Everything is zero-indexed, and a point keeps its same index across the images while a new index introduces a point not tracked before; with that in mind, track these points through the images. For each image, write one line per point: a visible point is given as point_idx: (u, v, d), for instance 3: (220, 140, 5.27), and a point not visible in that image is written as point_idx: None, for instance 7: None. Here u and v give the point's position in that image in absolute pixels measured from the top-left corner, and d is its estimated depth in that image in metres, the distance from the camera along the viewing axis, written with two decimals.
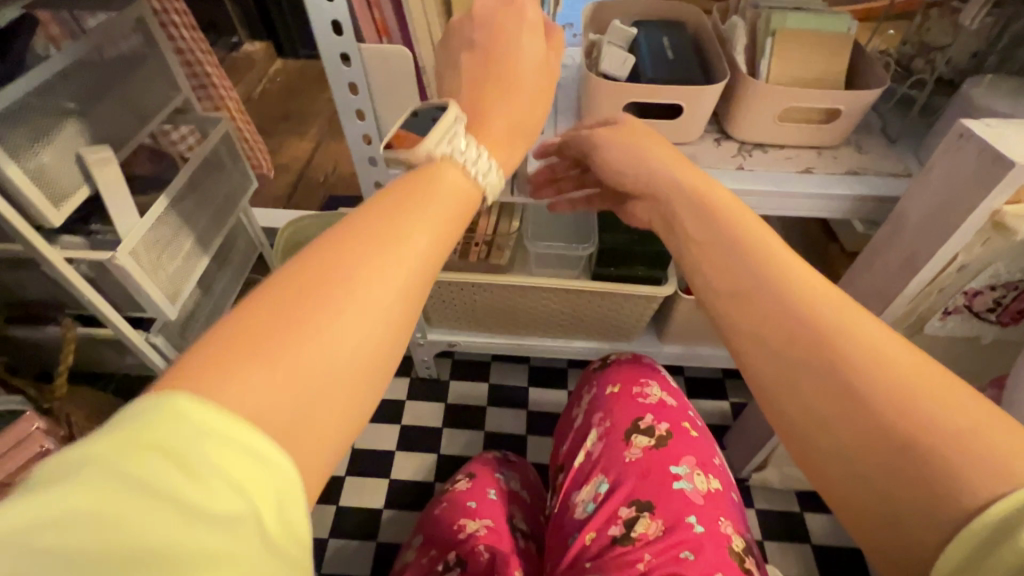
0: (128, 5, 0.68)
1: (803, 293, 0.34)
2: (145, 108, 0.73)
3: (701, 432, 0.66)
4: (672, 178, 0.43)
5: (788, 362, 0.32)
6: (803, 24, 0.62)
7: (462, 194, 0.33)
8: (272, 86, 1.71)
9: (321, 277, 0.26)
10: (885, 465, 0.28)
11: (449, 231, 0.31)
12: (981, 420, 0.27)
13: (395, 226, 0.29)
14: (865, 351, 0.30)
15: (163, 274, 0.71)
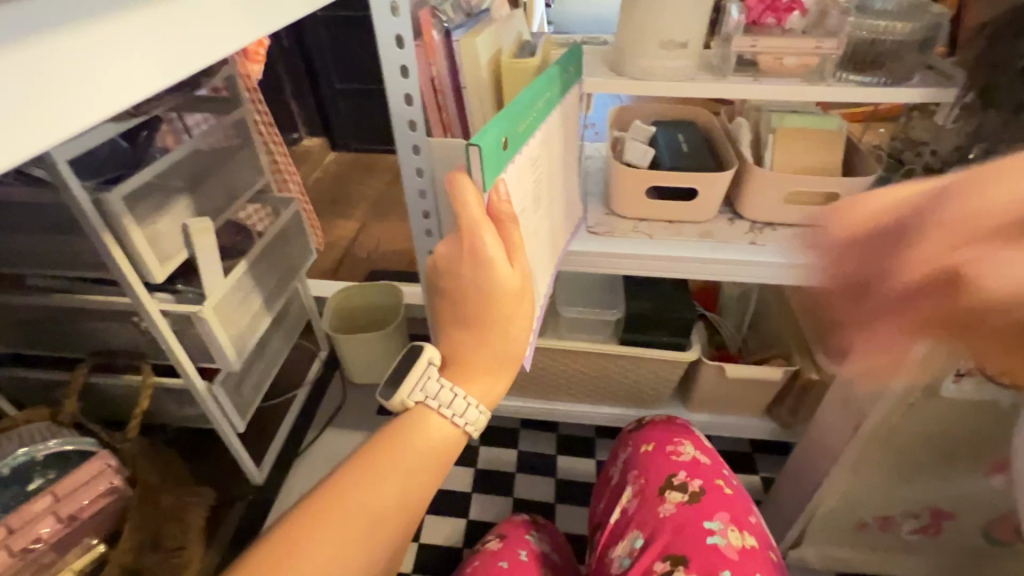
0: (234, 108, 0.83)
1: None
2: (237, 189, 0.86)
3: (735, 490, 0.67)
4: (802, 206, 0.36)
5: None
6: (799, 124, 0.72)
7: (447, 437, 0.44)
8: (325, 175, 1.91)
9: (339, 510, 0.40)
10: None
11: (431, 469, 0.43)
12: None
13: (389, 473, 0.41)
14: None
15: (235, 328, 0.80)
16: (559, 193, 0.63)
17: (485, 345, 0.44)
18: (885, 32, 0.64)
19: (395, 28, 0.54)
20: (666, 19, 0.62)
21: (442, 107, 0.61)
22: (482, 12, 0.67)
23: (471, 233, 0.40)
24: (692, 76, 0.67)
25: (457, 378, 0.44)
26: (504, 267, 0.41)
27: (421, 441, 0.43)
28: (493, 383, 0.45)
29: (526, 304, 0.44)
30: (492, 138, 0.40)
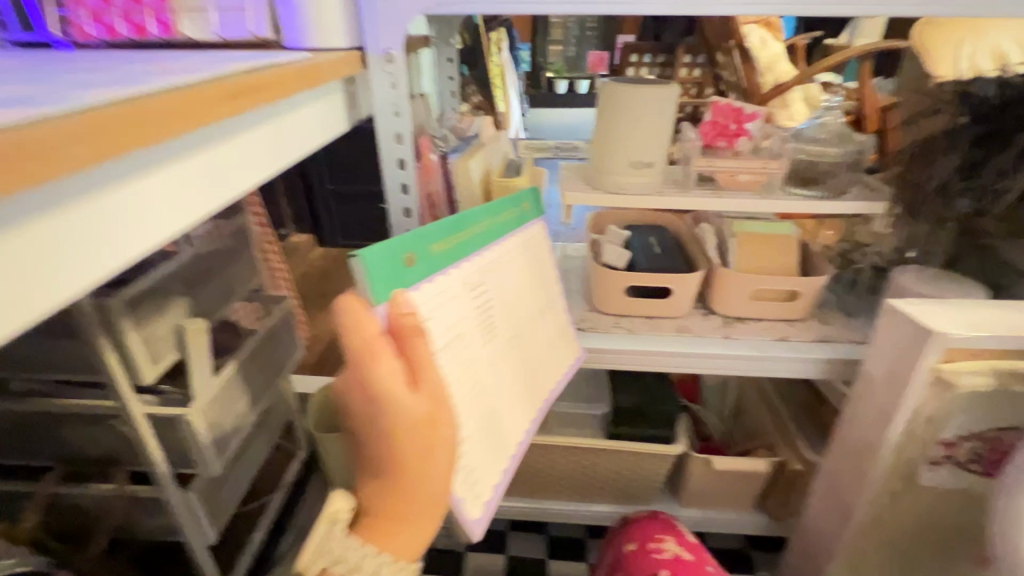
0: (236, 215, 0.89)
1: None
2: (232, 290, 0.89)
3: None
4: None
5: None
6: (758, 229, 0.80)
7: None
8: (311, 269, 1.96)
9: None
10: None
11: None
12: None
13: None
14: None
15: (219, 430, 0.78)
16: (531, 322, 0.64)
17: (401, 489, 0.44)
18: (820, 156, 0.75)
19: (397, 153, 0.61)
20: (634, 144, 0.72)
21: (437, 219, 0.67)
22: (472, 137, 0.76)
23: (369, 357, 0.42)
24: (659, 190, 0.75)
25: (372, 534, 0.44)
26: (407, 396, 0.43)
27: None
28: (417, 525, 0.45)
29: (441, 438, 0.44)
30: (382, 256, 0.47)
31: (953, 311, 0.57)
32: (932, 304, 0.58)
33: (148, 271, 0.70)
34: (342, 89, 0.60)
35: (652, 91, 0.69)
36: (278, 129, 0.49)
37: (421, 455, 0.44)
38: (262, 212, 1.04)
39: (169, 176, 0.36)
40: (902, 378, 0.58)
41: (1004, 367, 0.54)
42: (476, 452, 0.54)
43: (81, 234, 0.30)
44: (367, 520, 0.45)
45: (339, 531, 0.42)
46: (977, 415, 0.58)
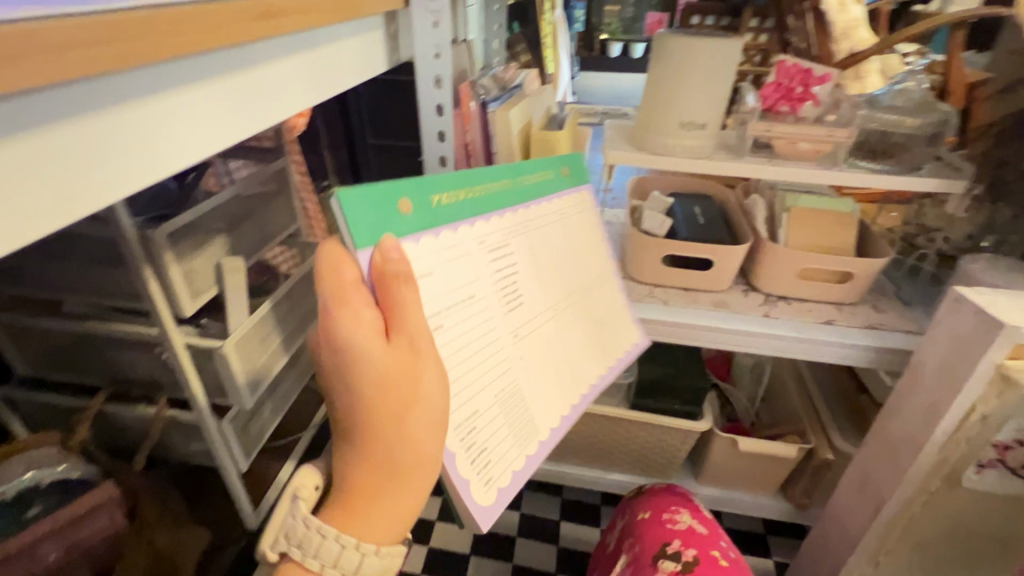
0: (278, 159, 0.89)
1: None
2: (270, 232, 0.90)
3: (733, 563, 0.64)
4: None
5: None
6: (813, 204, 0.75)
7: None
8: None
9: None
10: None
11: None
12: None
13: None
14: None
15: (253, 366, 0.81)
16: (557, 283, 0.55)
17: (376, 448, 0.34)
18: (895, 126, 0.68)
19: (436, 98, 0.59)
20: (687, 102, 0.67)
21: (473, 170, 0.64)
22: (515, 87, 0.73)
23: (336, 299, 0.34)
24: (709, 154, 0.71)
25: (335, 517, 0.34)
26: (376, 344, 0.34)
27: None
28: (390, 502, 0.35)
29: (421, 389, 0.35)
30: (367, 196, 0.38)
31: None
32: (1005, 296, 0.52)
33: (190, 207, 0.71)
34: (383, 27, 0.58)
35: (714, 42, 0.63)
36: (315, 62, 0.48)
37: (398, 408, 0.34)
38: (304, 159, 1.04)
39: (202, 93, 0.35)
40: (959, 373, 0.53)
41: None
42: (495, 436, 0.44)
43: (104, 143, 0.29)
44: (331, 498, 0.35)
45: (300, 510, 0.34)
46: None
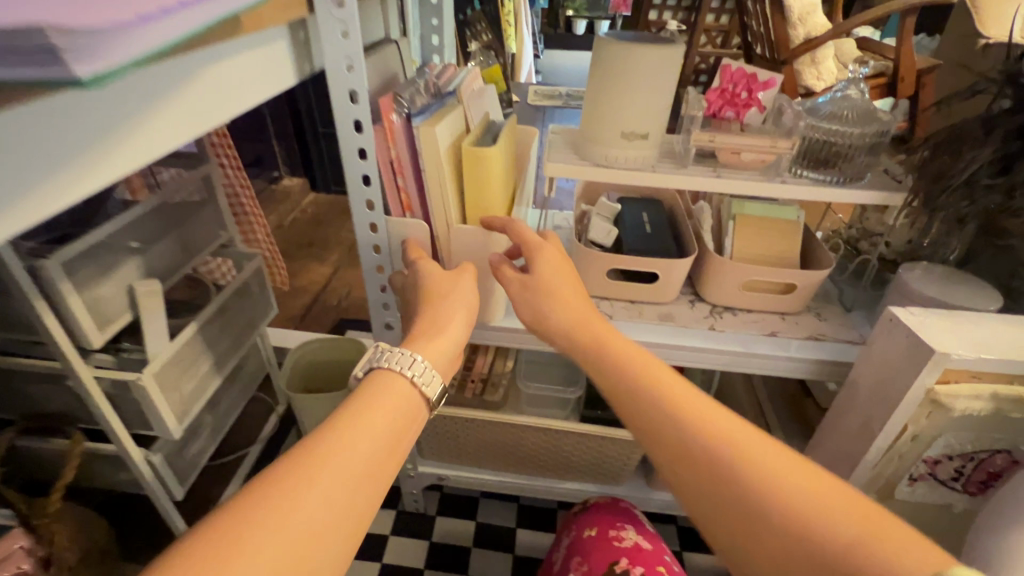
0: (200, 165, 0.85)
1: (665, 383, 0.47)
2: (198, 245, 0.85)
3: None
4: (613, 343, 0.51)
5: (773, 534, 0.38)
6: (759, 212, 0.74)
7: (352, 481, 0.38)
8: (301, 216, 2.03)
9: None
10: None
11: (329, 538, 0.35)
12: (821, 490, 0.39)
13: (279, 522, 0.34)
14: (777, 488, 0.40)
15: (178, 394, 0.76)
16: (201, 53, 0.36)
17: (266, 514, 0.33)
18: (837, 135, 0.65)
19: (354, 113, 0.55)
20: (628, 112, 0.63)
21: (402, 187, 0.61)
22: (449, 94, 0.67)
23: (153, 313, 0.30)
24: (652, 164, 0.68)
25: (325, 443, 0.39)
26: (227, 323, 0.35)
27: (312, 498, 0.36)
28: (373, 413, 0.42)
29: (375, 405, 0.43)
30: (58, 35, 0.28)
31: (961, 326, 0.50)
32: (937, 315, 0.52)
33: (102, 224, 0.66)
34: (288, 36, 0.49)
35: (649, 53, 0.60)
36: (228, 77, 0.40)
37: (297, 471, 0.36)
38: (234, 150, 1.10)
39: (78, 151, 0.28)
40: (890, 393, 0.53)
41: (1003, 391, 0.49)
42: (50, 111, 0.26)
43: None
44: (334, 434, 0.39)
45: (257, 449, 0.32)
46: (968, 436, 0.54)
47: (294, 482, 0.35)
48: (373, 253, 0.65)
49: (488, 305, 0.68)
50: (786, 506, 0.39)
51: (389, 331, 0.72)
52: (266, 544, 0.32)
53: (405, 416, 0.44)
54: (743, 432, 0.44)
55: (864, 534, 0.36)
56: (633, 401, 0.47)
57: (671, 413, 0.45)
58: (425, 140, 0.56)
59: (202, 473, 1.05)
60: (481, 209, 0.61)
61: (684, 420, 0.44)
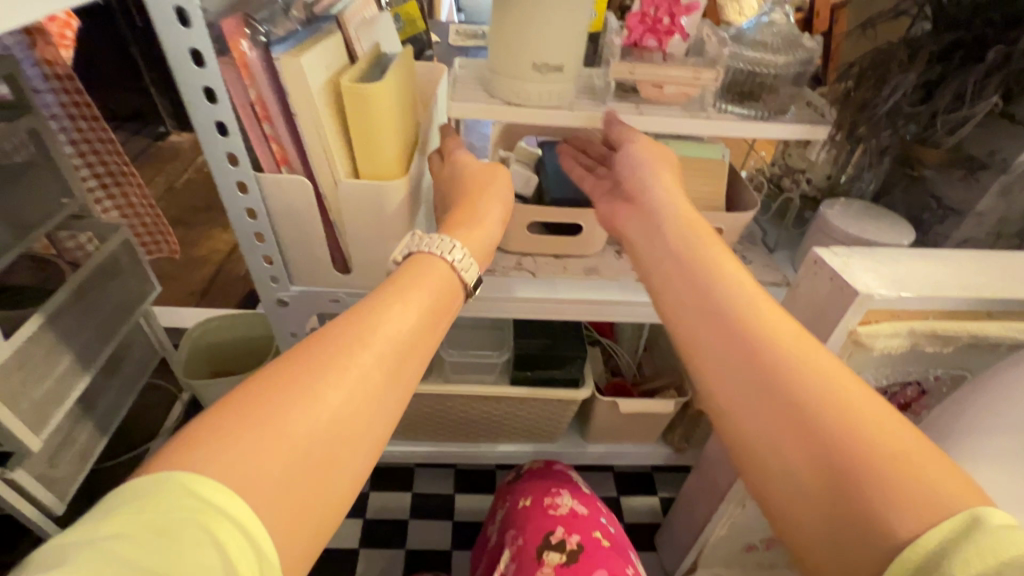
0: (22, 117, 0.68)
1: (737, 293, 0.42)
2: (34, 217, 0.69)
3: (614, 542, 0.63)
4: (690, 256, 0.46)
5: (801, 445, 0.34)
6: (684, 153, 0.70)
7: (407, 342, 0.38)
8: (196, 175, 1.81)
9: (268, 393, 0.32)
10: (837, 517, 0.32)
11: (382, 382, 0.35)
12: (899, 439, 0.33)
13: (336, 360, 0.34)
14: (826, 402, 0.35)
15: (27, 401, 0.64)
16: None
17: (317, 370, 0.34)
18: (764, 65, 0.61)
19: (189, 41, 0.42)
20: (538, 39, 0.54)
21: (270, 136, 0.50)
22: (326, 19, 0.54)
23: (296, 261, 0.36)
24: (570, 100, 0.60)
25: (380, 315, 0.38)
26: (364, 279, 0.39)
27: (374, 346, 0.36)
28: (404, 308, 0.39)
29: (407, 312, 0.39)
30: None
31: (881, 264, 0.49)
32: (858, 253, 0.50)
33: None
34: None
35: None
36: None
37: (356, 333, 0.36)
38: (84, 98, 0.92)
39: None
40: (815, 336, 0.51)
41: (921, 327, 0.49)
42: None
43: None
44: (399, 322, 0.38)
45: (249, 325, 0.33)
46: (885, 371, 0.54)
47: (341, 348, 0.35)
48: (247, 219, 0.53)
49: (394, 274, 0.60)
50: (840, 423, 0.33)
51: (284, 306, 0.62)
52: (323, 397, 0.33)
53: (447, 296, 0.43)
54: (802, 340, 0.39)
55: (933, 483, 0.30)
56: (697, 307, 0.43)
57: (734, 315, 0.41)
58: (290, 75, 0.45)
59: (94, 476, 0.93)
60: (372, 160, 0.52)
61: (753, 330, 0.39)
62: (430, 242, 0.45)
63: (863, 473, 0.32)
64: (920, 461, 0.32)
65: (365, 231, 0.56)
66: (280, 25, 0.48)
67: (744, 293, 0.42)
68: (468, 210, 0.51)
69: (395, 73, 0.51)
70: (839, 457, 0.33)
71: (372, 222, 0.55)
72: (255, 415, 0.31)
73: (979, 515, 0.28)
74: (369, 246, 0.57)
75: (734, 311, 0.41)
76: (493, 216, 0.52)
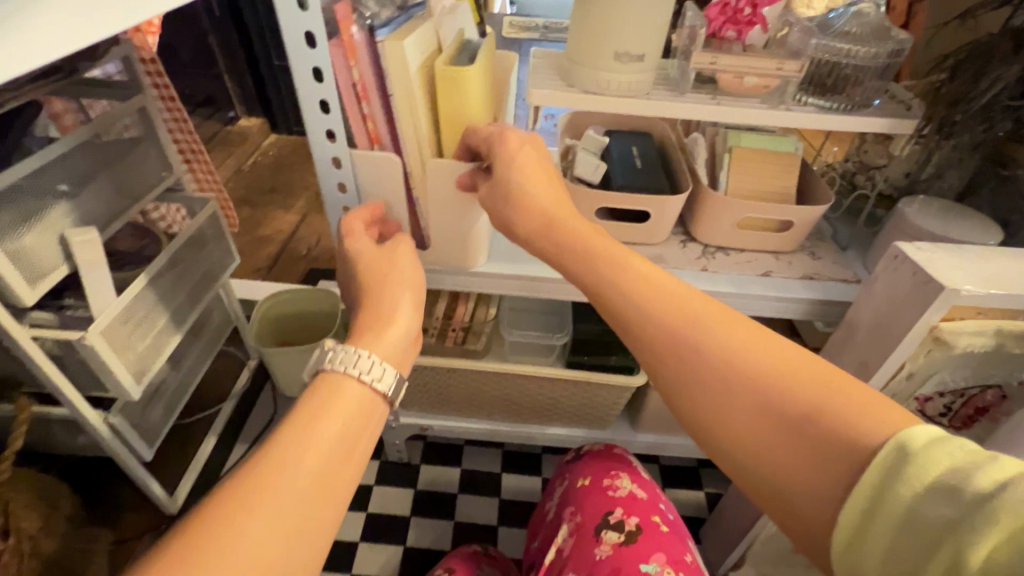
0: (133, 96, 0.74)
1: (658, 285, 0.44)
2: (137, 188, 0.76)
3: (672, 528, 0.64)
4: (611, 248, 0.46)
5: (778, 425, 0.36)
6: (756, 144, 0.69)
7: (355, 425, 0.39)
8: (262, 159, 1.91)
9: (225, 504, 0.32)
10: (817, 465, 0.34)
11: (329, 472, 0.36)
12: (844, 390, 0.36)
13: (280, 459, 0.35)
14: (788, 378, 0.37)
15: (132, 353, 0.70)
16: None
17: (266, 476, 0.34)
18: (848, 56, 0.60)
19: (305, 23, 0.46)
20: (622, 29, 0.56)
21: (367, 116, 0.52)
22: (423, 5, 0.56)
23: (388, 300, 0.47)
24: (647, 90, 0.61)
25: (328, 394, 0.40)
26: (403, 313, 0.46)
27: (320, 435, 0.36)
28: (346, 389, 0.40)
29: (353, 391, 0.40)
30: None
31: (968, 261, 0.48)
32: (942, 249, 0.49)
33: (23, 162, 0.58)
34: None
35: None
36: None
37: (293, 433, 0.36)
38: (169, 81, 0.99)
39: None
40: (891, 332, 0.51)
41: (1007, 327, 0.47)
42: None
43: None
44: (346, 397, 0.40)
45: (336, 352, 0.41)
46: (963, 371, 0.53)
47: (276, 456, 0.35)
48: (338, 192, 0.58)
49: (468, 248, 0.63)
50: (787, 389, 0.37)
51: None
52: (273, 503, 0.33)
53: (364, 411, 0.40)
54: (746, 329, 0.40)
55: (876, 417, 0.33)
56: (627, 303, 0.44)
57: (658, 309, 0.42)
58: (392, 55, 0.47)
59: (174, 431, 1.01)
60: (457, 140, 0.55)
61: (682, 313, 0.42)
62: (342, 358, 0.41)
63: (831, 419, 0.34)
64: (867, 400, 0.35)
65: (446, 207, 0.59)
66: (383, 7, 0.51)
67: (656, 288, 0.43)
68: (371, 331, 0.44)
69: (485, 61, 0.54)
70: (808, 418, 0.35)
71: (454, 199, 0.58)
72: (214, 533, 0.31)
73: (903, 436, 0.31)
74: (449, 222, 0.60)
75: (664, 299, 0.43)
76: (402, 323, 0.46)
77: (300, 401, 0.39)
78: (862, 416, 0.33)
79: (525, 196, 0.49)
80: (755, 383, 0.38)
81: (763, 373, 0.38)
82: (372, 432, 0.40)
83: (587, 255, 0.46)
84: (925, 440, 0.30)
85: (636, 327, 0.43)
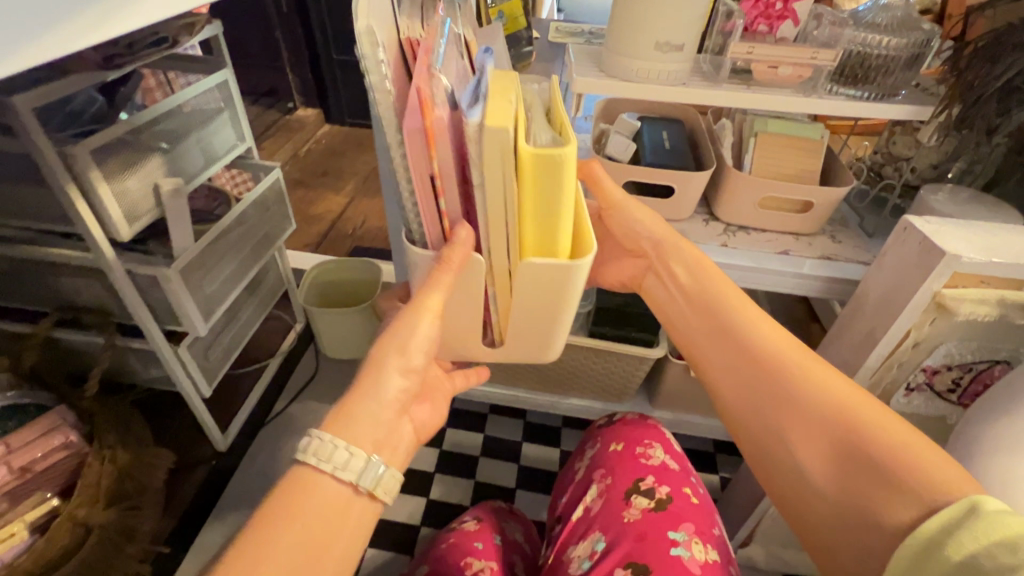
0: (218, 69, 0.83)
1: (745, 313, 0.54)
2: (215, 152, 0.85)
3: (701, 500, 0.68)
4: (701, 276, 0.57)
5: (833, 451, 0.47)
6: (781, 130, 0.73)
7: (336, 510, 0.37)
8: (316, 146, 2.05)
9: None
10: (863, 483, 0.44)
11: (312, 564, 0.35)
12: (910, 439, 0.44)
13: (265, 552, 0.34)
14: (858, 418, 0.46)
15: (201, 293, 0.80)
16: None
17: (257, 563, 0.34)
18: (875, 47, 0.64)
19: None
20: (664, 20, 0.60)
21: (442, 209, 0.43)
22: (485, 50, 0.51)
23: (376, 366, 0.42)
24: (683, 79, 0.66)
25: (311, 480, 0.37)
26: (396, 379, 0.42)
27: (305, 517, 0.36)
28: (325, 481, 0.37)
29: (337, 486, 0.37)
30: None
31: (969, 233, 0.50)
32: (951, 223, 0.52)
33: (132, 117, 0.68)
34: None
35: None
36: None
37: None
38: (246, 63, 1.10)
39: None
40: (896, 300, 0.53)
41: (1010, 296, 0.50)
42: None
43: None
44: (328, 485, 0.37)
45: (323, 441, 0.37)
46: (969, 344, 0.55)
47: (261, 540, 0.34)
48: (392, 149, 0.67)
49: (552, 334, 0.53)
50: (848, 426, 0.46)
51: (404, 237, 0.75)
52: None
53: (345, 507, 0.37)
54: (808, 363, 0.51)
55: (947, 474, 0.41)
56: (717, 326, 0.55)
57: (741, 333, 0.53)
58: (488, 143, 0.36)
59: (226, 379, 1.11)
60: (545, 240, 0.44)
61: (760, 347, 0.52)
62: (314, 451, 0.37)
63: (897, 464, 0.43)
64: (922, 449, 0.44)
65: (530, 309, 0.50)
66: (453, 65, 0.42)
67: (748, 320, 0.54)
68: (368, 382, 0.41)
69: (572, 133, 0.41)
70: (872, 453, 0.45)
71: (542, 303, 0.49)
72: None
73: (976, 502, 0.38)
74: (530, 320, 0.51)
75: (742, 319, 0.54)
76: (397, 391, 0.42)
77: (286, 489, 0.36)
78: (938, 474, 0.42)
79: (705, 279, 0.56)
80: (821, 410, 0.48)
81: (881, 445, 0.45)
82: (357, 525, 0.38)
83: (701, 294, 0.56)
84: (995, 508, 0.37)
85: (723, 344, 0.54)
